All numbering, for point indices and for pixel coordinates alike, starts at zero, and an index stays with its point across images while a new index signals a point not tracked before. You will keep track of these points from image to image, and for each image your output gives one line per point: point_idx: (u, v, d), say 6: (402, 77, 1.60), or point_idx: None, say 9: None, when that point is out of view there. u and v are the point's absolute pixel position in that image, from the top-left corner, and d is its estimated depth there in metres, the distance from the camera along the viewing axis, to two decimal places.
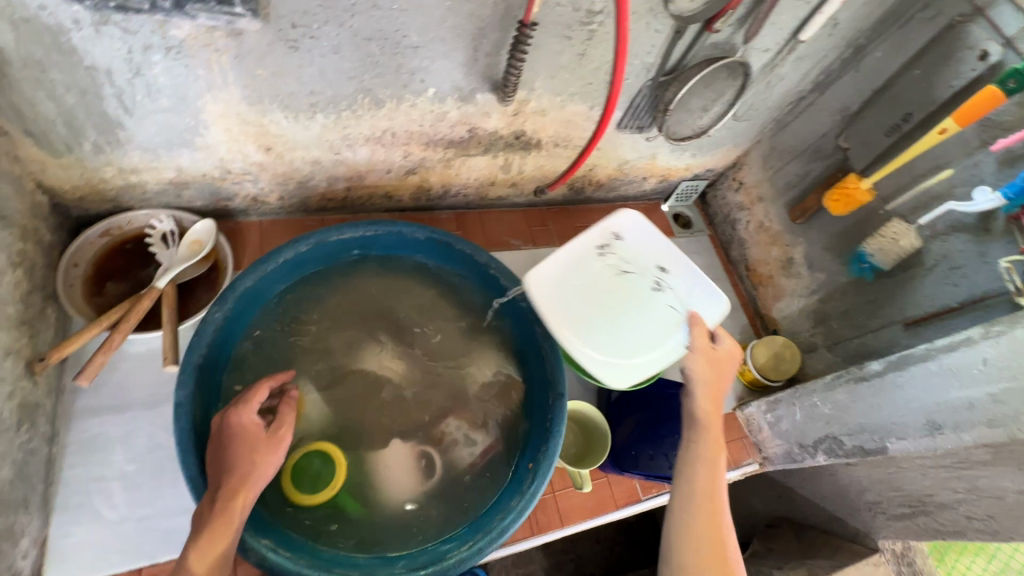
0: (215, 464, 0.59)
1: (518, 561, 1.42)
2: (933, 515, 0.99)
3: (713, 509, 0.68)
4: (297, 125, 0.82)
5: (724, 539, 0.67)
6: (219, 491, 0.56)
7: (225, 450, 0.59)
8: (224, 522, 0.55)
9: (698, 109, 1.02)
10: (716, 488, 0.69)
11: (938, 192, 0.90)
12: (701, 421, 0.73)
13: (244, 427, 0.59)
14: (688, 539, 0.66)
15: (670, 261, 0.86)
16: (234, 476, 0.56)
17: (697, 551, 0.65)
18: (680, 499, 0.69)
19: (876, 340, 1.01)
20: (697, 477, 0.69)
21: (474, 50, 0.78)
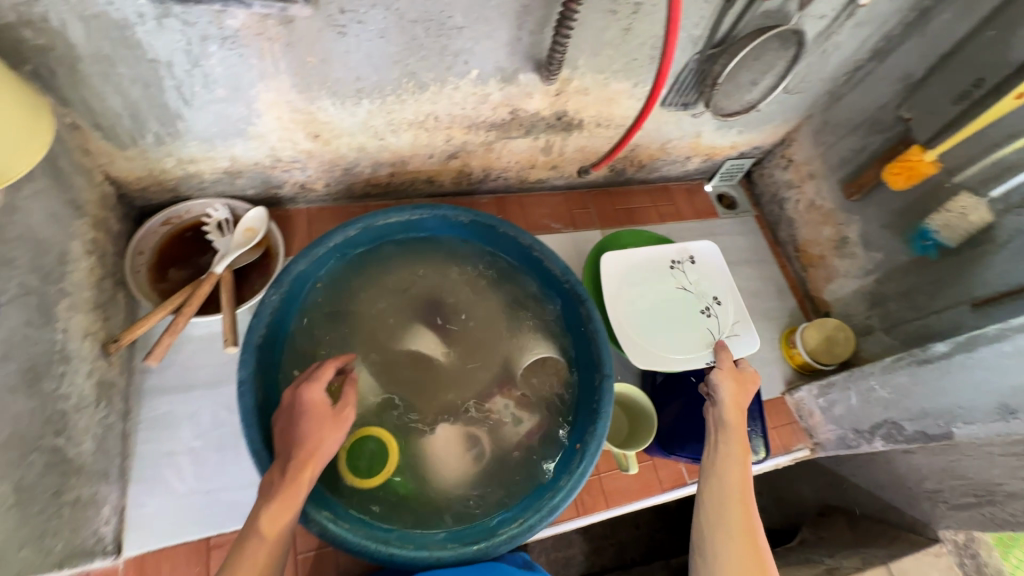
0: (284, 435, 0.62)
1: (559, 544, 1.44)
2: (1000, 505, 0.94)
3: (745, 507, 0.66)
4: (344, 112, 0.84)
5: (758, 537, 0.64)
6: (292, 456, 0.59)
7: (297, 419, 0.62)
8: (296, 485, 0.57)
9: (747, 83, 0.98)
10: (747, 487, 0.68)
11: (1013, 163, 0.84)
12: (730, 422, 0.73)
13: (316, 399, 0.63)
14: (721, 534, 0.64)
15: (728, 298, 1.03)
16: (307, 444, 0.59)
17: (732, 549, 0.62)
18: (710, 496, 0.67)
19: (939, 321, 0.96)
20: (729, 472, 0.68)
21: (518, 29, 0.77)
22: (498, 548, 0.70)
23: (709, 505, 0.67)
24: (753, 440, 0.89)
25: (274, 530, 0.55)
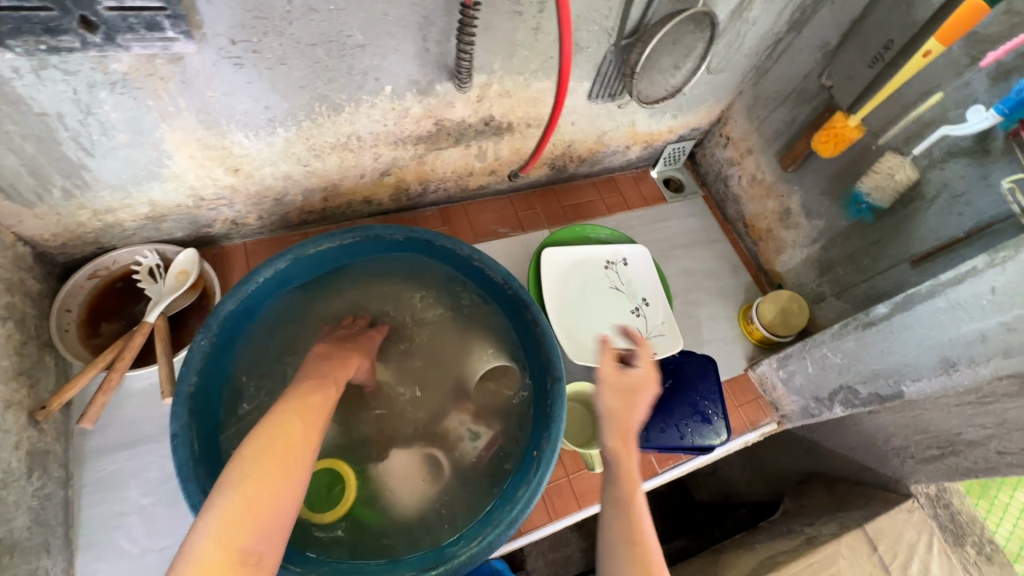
0: (338, 341, 0.78)
1: (553, 545, 1.42)
2: (963, 454, 0.95)
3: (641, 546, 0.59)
4: (260, 142, 0.81)
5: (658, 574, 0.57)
6: (351, 343, 0.78)
7: (355, 339, 0.80)
8: (351, 367, 0.73)
9: (669, 68, 0.98)
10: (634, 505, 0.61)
11: (931, 119, 0.85)
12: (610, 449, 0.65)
13: (374, 337, 0.82)
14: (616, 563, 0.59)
15: (658, 300, 1.03)
16: (363, 350, 0.78)
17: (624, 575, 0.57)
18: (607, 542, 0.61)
19: (884, 281, 0.97)
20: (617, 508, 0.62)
21: (424, 41, 0.76)
22: (456, 571, 0.67)
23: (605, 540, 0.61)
24: (716, 423, 0.90)
25: (338, 385, 0.69)
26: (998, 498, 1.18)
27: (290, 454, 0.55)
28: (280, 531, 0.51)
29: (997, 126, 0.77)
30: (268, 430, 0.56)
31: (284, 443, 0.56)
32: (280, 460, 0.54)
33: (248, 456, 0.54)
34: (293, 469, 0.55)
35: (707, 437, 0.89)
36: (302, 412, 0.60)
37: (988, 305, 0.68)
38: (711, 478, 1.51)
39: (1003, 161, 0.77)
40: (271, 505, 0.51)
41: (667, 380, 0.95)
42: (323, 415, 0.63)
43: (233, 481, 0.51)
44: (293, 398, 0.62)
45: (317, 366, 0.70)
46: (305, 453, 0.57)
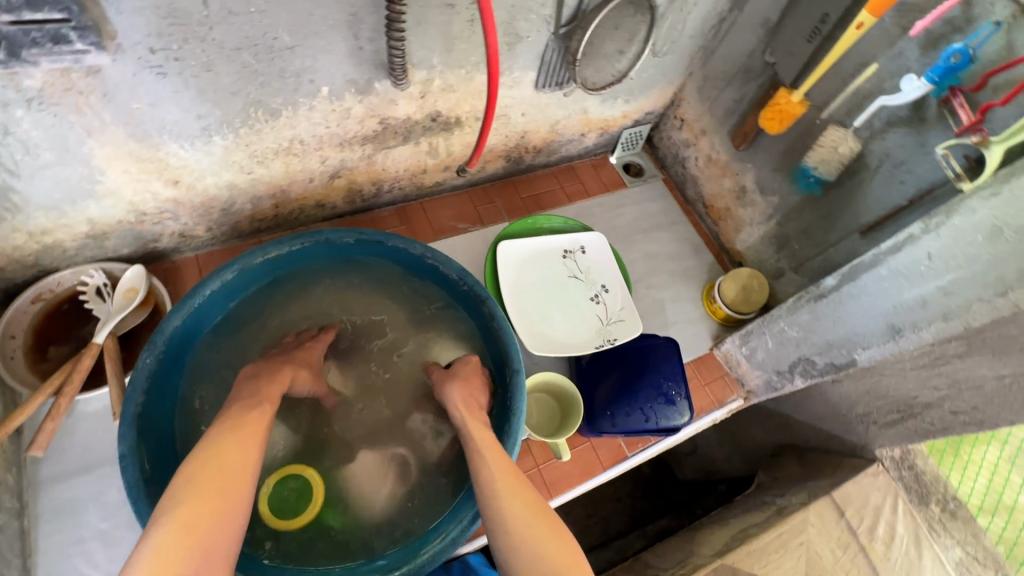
0: (274, 357, 0.74)
1: None
2: (921, 416, 0.97)
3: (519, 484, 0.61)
4: (197, 152, 0.79)
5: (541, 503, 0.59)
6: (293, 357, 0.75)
7: (293, 352, 0.77)
8: (286, 378, 0.70)
9: (614, 53, 0.97)
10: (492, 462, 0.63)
11: (869, 91, 0.86)
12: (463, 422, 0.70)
13: (314, 348, 0.79)
14: (498, 520, 0.57)
15: (617, 286, 1.03)
16: (304, 363, 0.76)
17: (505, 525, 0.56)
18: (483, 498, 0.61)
19: (836, 253, 0.99)
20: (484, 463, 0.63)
21: (355, 39, 0.74)
22: (424, 568, 0.67)
23: (484, 504, 0.60)
24: (679, 404, 0.90)
25: (272, 400, 0.65)
26: (968, 457, 1.17)
27: (228, 478, 0.53)
28: (222, 559, 0.48)
29: (930, 94, 0.78)
30: (202, 458, 0.54)
31: (217, 475, 0.52)
32: (216, 489, 0.51)
33: (182, 489, 0.51)
34: (232, 496, 0.52)
35: (671, 418, 0.89)
36: (238, 433, 0.58)
37: (926, 271, 0.69)
38: (691, 457, 1.52)
39: (937, 128, 0.78)
40: (208, 535, 0.48)
41: (631, 364, 0.95)
42: (262, 434, 0.60)
43: (165, 513, 0.48)
44: (227, 422, 0.59)
45: (249, 385, 0.66)
46: (243, 475, 0.54)
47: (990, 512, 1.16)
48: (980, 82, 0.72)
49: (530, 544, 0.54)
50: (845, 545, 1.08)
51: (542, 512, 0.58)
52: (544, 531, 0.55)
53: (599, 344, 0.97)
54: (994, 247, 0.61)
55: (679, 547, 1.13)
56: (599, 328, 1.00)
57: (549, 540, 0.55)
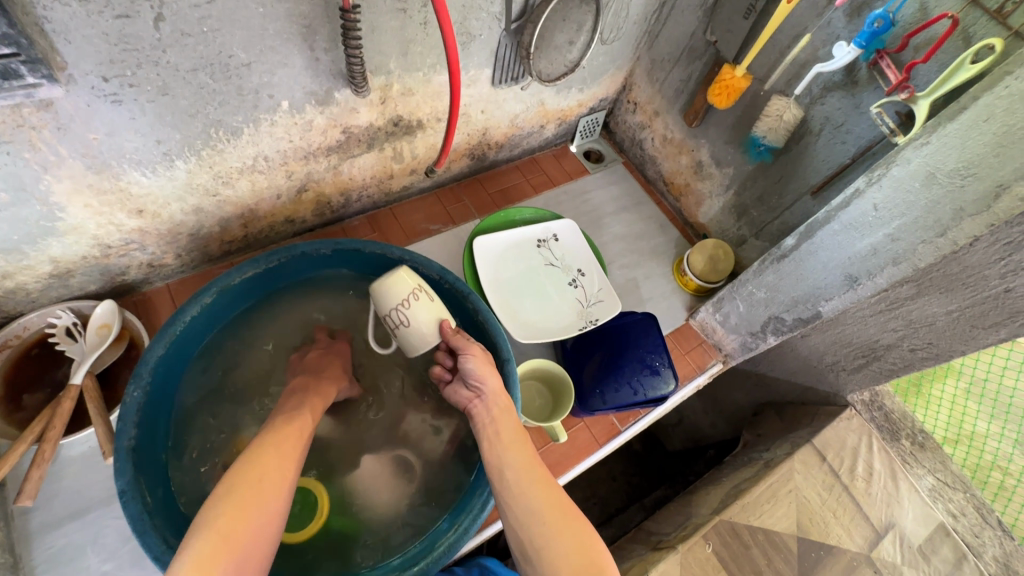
0: (309, 371, 0.78)
1: None
2: (884, 358, 1.04)
3: (547, 485, 0.63)
4: (159, 178, 0.78)
5: (568, 508, 0.61)
6: (325, 375, 0.78)
7: (324, 362, 0.81)
8: (330, 392, 0.76)
9: (564, 44, 1.01)
10: (527, 469, 0.64)
11: (805, 60, 0.91)
12: (498, 411, 0.70)
13: (342, 351, 0.85)
14: (522, 518, 0.59)
15: (592, 268, 1.06)
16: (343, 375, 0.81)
17: (539, 534, 0.58)
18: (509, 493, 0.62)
19: (792, 215, 1.05)
20: (516, 460, 0.65)
21: (311, 51, 0.75)
22: (438, 561, 0.67)
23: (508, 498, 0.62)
24: (663, 373, 0.93)
25: (314, 415, 0.69)
26: (928, 396, 1.27)
27: (264, 489, 0.54)
28: (258, 561, 0.50)
29: (860, 58, 0.84)
30: (245, 466, 0.56)
31: (256, 484, 0.54)
32: (255, 489, 0.54)
33: (222, 494, 0.52)
34: (268, 504, 0.53)
35: (658, 387, 0.92)
36: (277, 450, 0.59)
37: (874, 221, 0.75)
38: (679, 427, 1.58)
39: (870, 89, 0.84)
40: (247, 533, 0.50)
41: (614, 341, 0.99)
42: (300, 448, 0.63)
43: (205, 521, 0.50)
44: (266, 440, 0.61)
45: (296, 399, 0.71)
46: (279, 487, 0.56)
47: (954, 441, 1.28)
48: (902, 43, 0.78)
49: (554, 547, 0.56)
50: (830, 486, 1.14)
51: (576, 522, 0.59)
52: (569, 536, 0.58)
53: (583, 326, 1.00)
54: (931, 191, 0.67)
55: (678, 512, 1.18)
56: (581, 310, 1.03)
57: (569, 543, 0.57)
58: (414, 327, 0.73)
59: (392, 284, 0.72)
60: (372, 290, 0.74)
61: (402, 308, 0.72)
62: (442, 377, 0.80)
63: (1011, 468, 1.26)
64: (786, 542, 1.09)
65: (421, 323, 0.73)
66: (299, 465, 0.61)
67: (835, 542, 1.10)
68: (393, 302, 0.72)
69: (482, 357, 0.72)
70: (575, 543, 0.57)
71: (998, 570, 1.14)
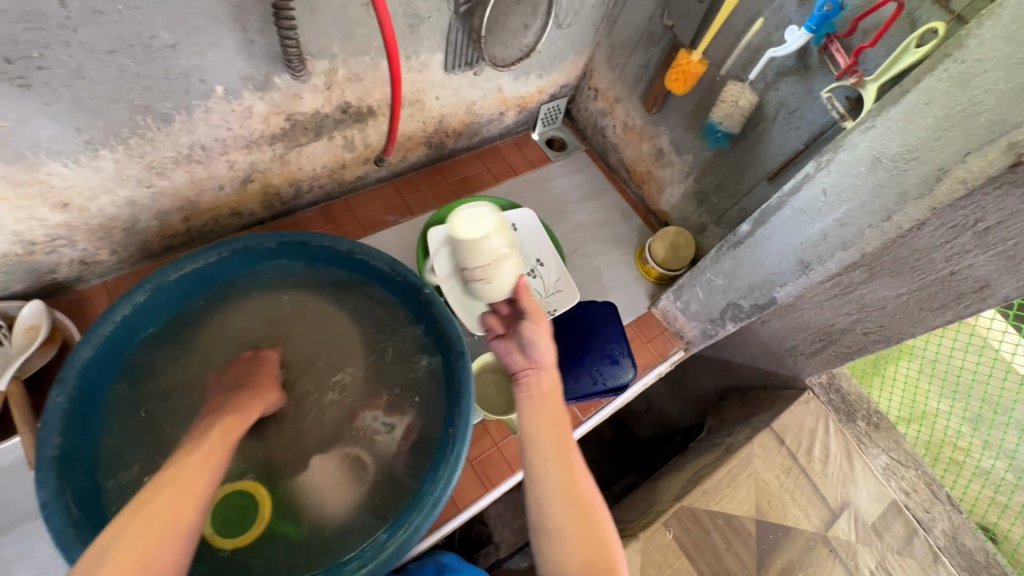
0: (230, 388, 0.70)
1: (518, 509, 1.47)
2: (839, 341, 1.05)
3: (579, 471, 0.61)
4: (83, 169, 0.73)
5: (594, 500, 0.59)
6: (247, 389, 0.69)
7: (252, 373, 0.72)
8: (254, 409, 0.66)
9: (519, 28, 0.98)
10: (566, 447, 0.62)
11: (759, 44, 0.91)
12: (546, 380, 0.67)
13: (268, 361, 0.76)
14: (550, 499, 0.58)
15: (551, 259, 1.05)
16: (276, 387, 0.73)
17: (566, 521, 0.57)
18: (539, 467, 0.60)
19: (750, 202, 1.05)
20: (556, 436, 0.62)
21: (244, 32, 0.70)
22: (388, 562, 0.67)
23: (537, 474, 0.60)
24: (622, 362, 0.95)
25: (229, 434, 0.60)
26: (886, 373, 1.30)
27: (151, 544, 0.46)
28: None
29: (811, 42, 0.83)
30: (128, 528, 0.47)
31: (143, 540, 0.46)
32: (140, 553, 0.45)
33: (102, 558, 0.45)
34: (156, 563, 0.46)
35: (617, 376, 0.94)
36: (174, 485, 0.51)
37: (823, 206, 0.75)
38: (648, 413, 1.59)
39: (821, 74, 0.84)
40: None
41: (575, 330, 0.99)
42: (211, 477, 0.54)
43: None
44: (156, 487, 0.51)
45: (203, 424, 0.61)
46: (175, 542, 0.48)
47: (901, 421, 1.31)
48: (851, 27, 0.77)
49: (574, 535, 0.56)
50: (788, 469, 1.16)
51: (601, 519, 0.58)
52: (589, 529, 0.57)
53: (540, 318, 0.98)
54: (876, 175, 0.67)
55: (642, 500, 1.18)
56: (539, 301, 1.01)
57: (587, 536, 0.57)
58: (494, 284, 0.75)
59: (487, 241, 0.76)
60: (455, 236, 0.76)
61: (489, 266, 0.75)
62: (494, 330, 0.75)
63: (960, 442, 1.32)
64: (744, 526, 1.11)
65: (501, 282, 0.76)
66: (205, 505, 0.52)
67: (792, 523, 1.12)
68: (483, 258, 0.75)
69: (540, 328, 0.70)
70: (594, 539, 0.57)
71: (947, 544, 1.16)
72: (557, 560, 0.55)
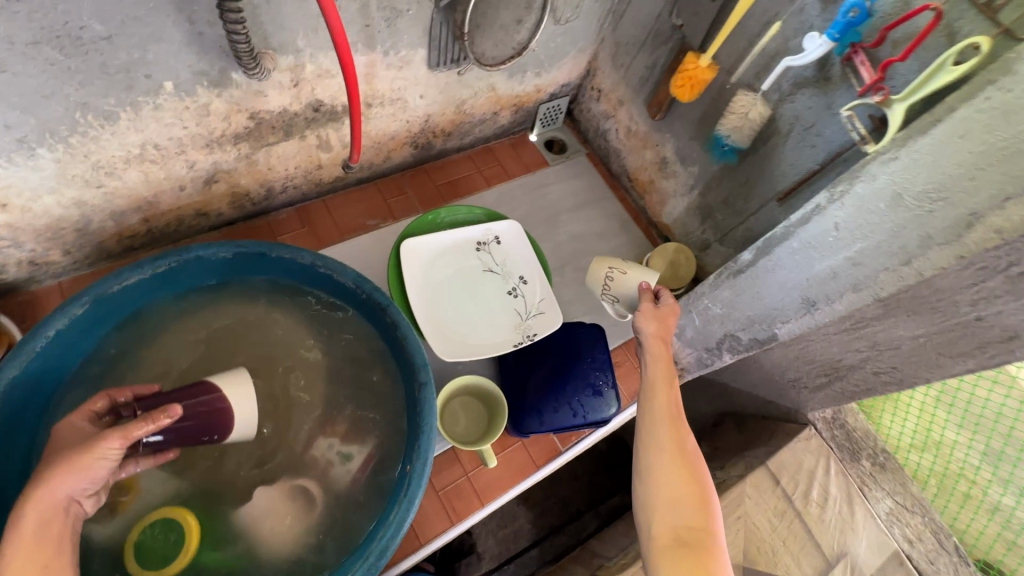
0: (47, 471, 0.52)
1: (502, 522, 1.42)
2: (846, 378, 0.97)
3: (679, 429, 0.69)
4: (20, 168, 0.67)
5: (690, 455, 0.67)
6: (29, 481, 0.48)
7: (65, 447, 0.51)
8: (27, 532, 0.46)
9: (511, 24, 0.90)
10: (674, 412, 0.71)
11: (775, 51, 0.81)
12: (654, 351, 0.77)
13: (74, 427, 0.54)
14: (650, 447, 0.68)
15: (536, 276, 0.97)
16: (74, 457, 0.49)
17: (665, 473, 0.65)
18: (643, 421, 0.71)
19: (757, 223, 0.96)
20: (657, 398, 0.72)
21: (191, 23, 0.63)
22: None
23: (642, 426, 0.70)
24: (606, 394, 0.89)
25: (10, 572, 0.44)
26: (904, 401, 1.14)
27: None
28: None
29: (833, 52, 0.73)
30: None
31: None
32: None
33: None
34: None
35: (599, 410, 0.88)
36: None
37: (834, 241, 0.66)
38: None
39: (842, 87, 0.75)
40: None
41: (561, 354, 0.93)
42: None
43: None
44: None
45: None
46: None
47: (897, 447, 1.21)
48: (879, 37, 0.68)
49: (668, 476, 0.65)
50: (781, 513, 1.08)
51: (698, 471, 0.65)
52: (682, 475, 0.65)
53: (517, 343, 0.90)
54: (897, 213, 0.58)
55: (624, 533, 1.12)
56: (519, 322, 0.93)
57: (681, 479, 0.64)
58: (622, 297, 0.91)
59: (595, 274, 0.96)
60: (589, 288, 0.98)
61: (607, 282, 0.93)
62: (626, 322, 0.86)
63: (976, 477, 1.09)
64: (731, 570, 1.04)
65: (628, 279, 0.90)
66: None
67: (782, 572, 1.04)
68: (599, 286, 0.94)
69: (653, 312, 0.82)
70: (687, 483, 0.64)
71: None
72: (651, 504, 0.63)
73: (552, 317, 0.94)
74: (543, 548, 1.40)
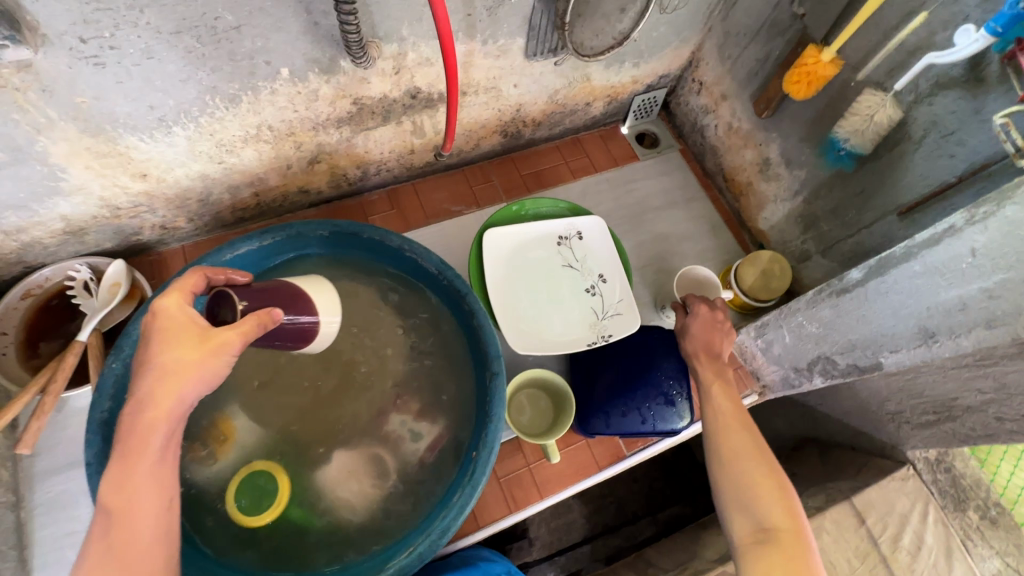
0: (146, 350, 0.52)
1: (557, 512, 1.42)
2: (960, 420, 0.85)
3: (749, 432, 0.73)
4: (158, 144, 0.75)
5: (763, 455, 0.70)
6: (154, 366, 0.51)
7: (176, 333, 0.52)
8: (155, 448, 0.52)
9: (614, 12, 0.87)
10: (738, 416, 0.75)
11: (915, 46, 0.72)
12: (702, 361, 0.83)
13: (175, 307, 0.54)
14: (722, 451, 0.72)
15: (617, 275, 0.95)
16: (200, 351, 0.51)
17: (740, 474, 0.69)
18: (711, 426, 0.75)
19: (870, 237, 0.86)
20: (719, 405, 0.77)
21: (308, 14, 0.67)
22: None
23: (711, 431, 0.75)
24: (679, 405, 0.87)
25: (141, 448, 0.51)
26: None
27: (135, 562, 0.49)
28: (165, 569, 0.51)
29: (991, 48, 0.63)
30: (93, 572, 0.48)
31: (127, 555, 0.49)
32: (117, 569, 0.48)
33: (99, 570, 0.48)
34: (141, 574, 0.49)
35: (669, 420, 0.86)
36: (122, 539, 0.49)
37: (969, 269, 0.58)
38: None
39: (998, 89, 0.64)
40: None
41: (636, 359, 0.90)
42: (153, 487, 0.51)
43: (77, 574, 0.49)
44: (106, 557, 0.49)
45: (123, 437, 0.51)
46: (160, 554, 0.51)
47: (1015, 500, 1.07)
48: None
49: (745, 478, 0.68)
50: (864, 555, 0.99)
51: (773, 471, 0.68)
52: (758, 476, 0.68)
53: (591, 342, 0.89)
54: None
55: (682, 548, 1.08)
56: (594, 321, 0.92)
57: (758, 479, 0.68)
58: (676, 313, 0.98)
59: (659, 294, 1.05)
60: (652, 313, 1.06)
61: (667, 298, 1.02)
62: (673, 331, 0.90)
63: None
64: None
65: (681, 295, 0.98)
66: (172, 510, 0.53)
67: None
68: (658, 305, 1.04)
69: (700, 322, 0.86)
70: (764, 483, 0.67)
71: None
72: (728, 503, 0.68)
73: (630, 318, 0.91)
74: (596, 546, 1.39)
